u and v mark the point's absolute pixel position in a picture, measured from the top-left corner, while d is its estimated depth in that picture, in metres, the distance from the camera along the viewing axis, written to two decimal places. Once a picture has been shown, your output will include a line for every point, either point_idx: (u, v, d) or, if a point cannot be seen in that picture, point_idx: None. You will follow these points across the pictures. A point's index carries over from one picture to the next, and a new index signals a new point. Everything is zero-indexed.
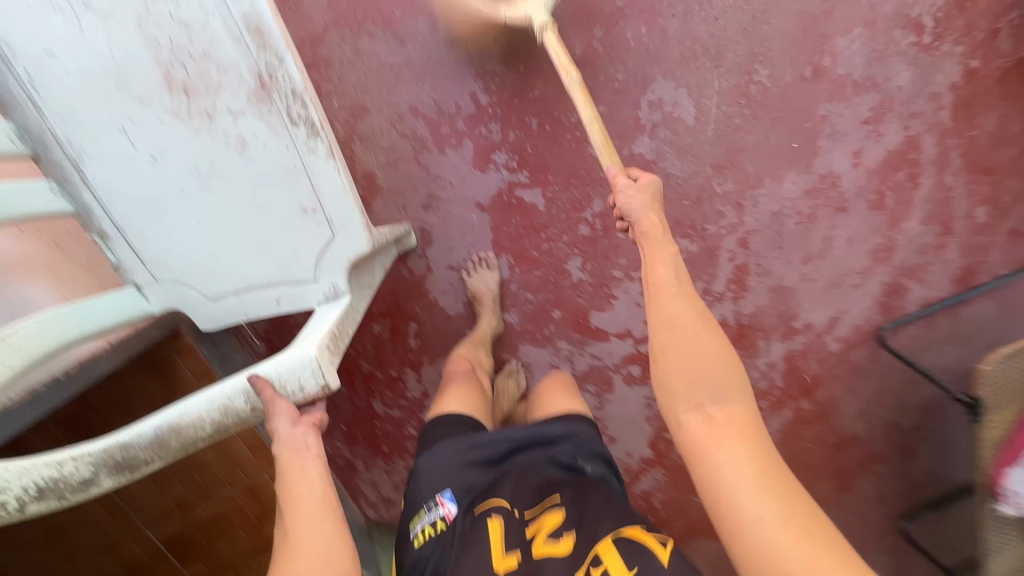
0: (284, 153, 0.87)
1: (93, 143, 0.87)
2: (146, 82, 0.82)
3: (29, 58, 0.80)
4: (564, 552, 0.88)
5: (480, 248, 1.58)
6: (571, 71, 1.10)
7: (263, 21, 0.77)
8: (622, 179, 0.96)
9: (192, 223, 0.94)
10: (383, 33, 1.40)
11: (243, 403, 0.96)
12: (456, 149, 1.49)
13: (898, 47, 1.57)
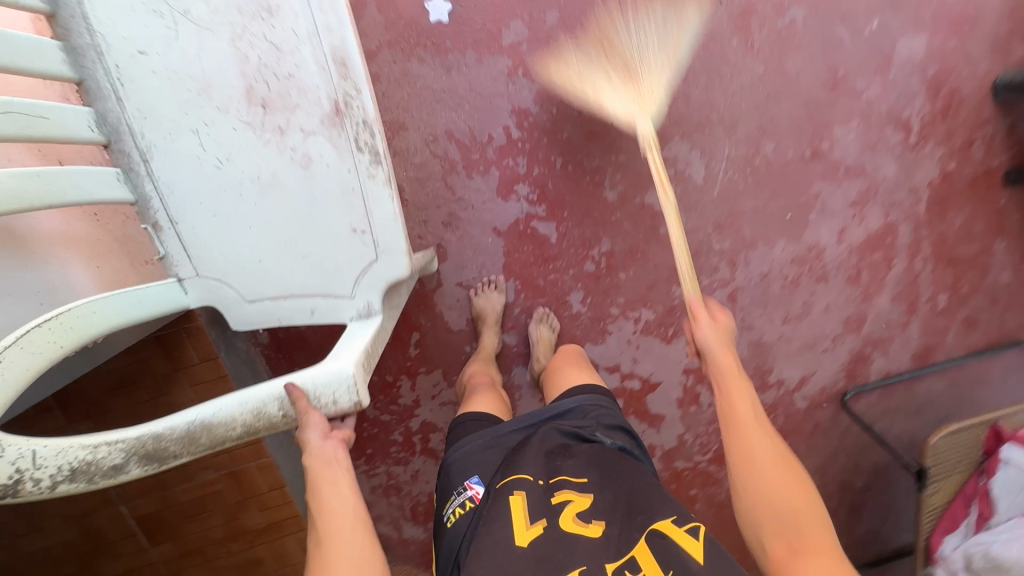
0: (345, 175, 0.93)
1: (163, 139, 0.92)
2: (227, 92, 0.88)
3: (121, 54, 0.86)
4: (593, 536, 0.93)
5: (491, 271, 1.66)
6: (670, 193, 1.25)
7: (349, 55, 0.84)
8: (703, 315, 1.16)
9: (244, 227, 0.98)
10: (431, 59, 1.46)
11: (276, 408, 1.00)
12: (482, 175, 1.58)
13: (887, 143, 1.74)
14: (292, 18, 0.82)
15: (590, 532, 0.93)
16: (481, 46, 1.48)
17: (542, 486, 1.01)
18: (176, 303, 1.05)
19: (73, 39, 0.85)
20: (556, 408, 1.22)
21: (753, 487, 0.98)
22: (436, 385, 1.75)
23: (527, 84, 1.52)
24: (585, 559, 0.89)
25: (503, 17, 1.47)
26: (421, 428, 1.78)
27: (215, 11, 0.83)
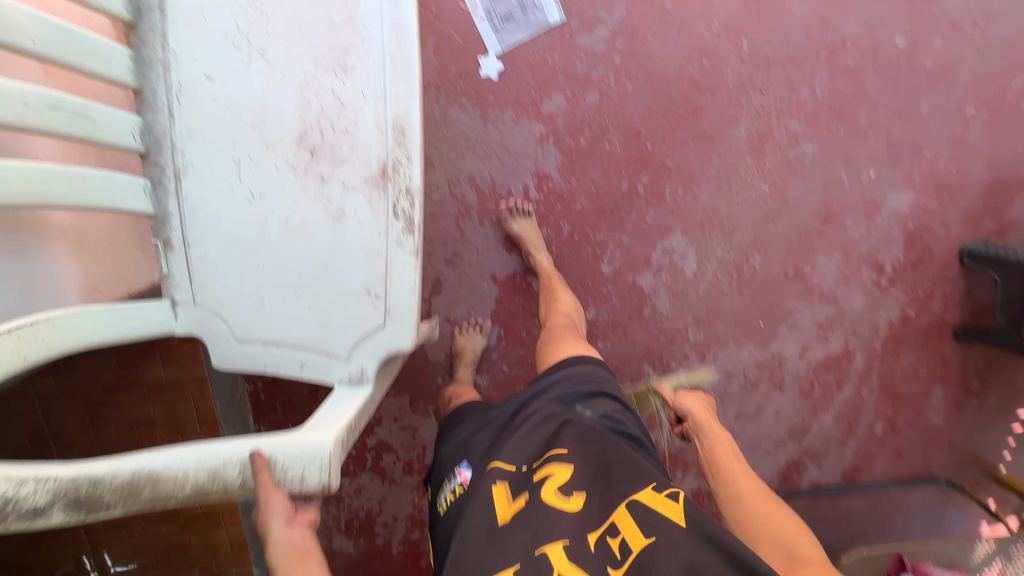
0: (374, 237, 0.98)
1: (203, 162, 0.98)
2: (281, 133, 0.95)
3: (189, 78, 0.94)
4: (574, 508, 1.00)
5: (479, 313, 1.72)
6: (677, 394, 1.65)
7: (408, 125, 0.92)
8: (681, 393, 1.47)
9: (257, 264, 1.02)
10: (472, 109, 1.54)
11: (236, 473, 0.94)
12: (492, 225, 1.64)
13: (861, 278, 1.90)
14: (363, 80, 0.91)
15: (573, 506, 1.00)
16: (520, 108, 1.56)
17: (522, 469, 1.08)
18: (165, 326, 1.05)
19: (146, 51, 0.93)
20: (541, 385, 1.25)
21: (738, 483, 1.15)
22: (400, 409, 1.80)
23: (554, 152, 1.60)
24: (569, 531, 0.97)
25: (546, 87, 1.55)
26: (376, 446, 1.82)
27: (292, 58, 0.92)
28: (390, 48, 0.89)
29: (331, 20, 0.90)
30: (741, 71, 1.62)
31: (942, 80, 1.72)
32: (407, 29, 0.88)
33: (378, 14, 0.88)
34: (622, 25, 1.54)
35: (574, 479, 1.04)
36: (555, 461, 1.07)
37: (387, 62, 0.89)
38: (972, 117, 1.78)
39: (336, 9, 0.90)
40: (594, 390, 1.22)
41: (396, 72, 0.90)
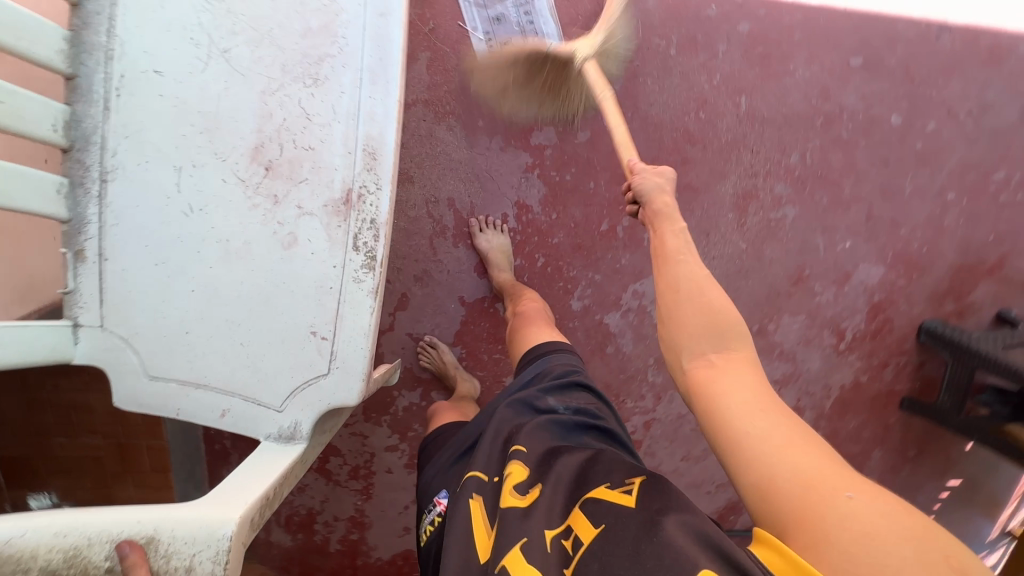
0: (328, 269, 0.93)
1: (137, 166, 0.90)
2: (235, 144, 0.89)
3: (133, 69, 0.86)
4: (525, 502, 0.86)
5: (442, 332, 1.70)
6: (607, 91, 1.28)
7: (380, 150, 0.90)
8: (639, 165, 1.07)
9: (187, 289, 0.93)
10: (459, 131, 1.50)
11: (102, 557, 0.78)
12: (466, 248, 1.62)
13: (821, 342, 1.93)
14: (336, 95, 0.88)
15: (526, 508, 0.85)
16: (509, 136, 1.53)
17: (495, 481, 0.96)
18: (60, 353, 0.93)
19: (86, 34, 0.85)
20: (514, 386, 1.18)
21: (680, 302, 0.91)
22: (352, 415, 1.79)
23: (537, 184, 1.58)
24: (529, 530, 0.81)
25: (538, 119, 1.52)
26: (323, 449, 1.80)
27: (257, 61, 0.87)
28: (371, 64, 0.87)
29: (305, 26, 0.87)
30: (736, 128, 1.61)
31: (929, 163, 1.74)
32: (390, 47, 0.87)
33: (361, 29, 0.87)
34: (623, 67, 1.51)
35: (530, 477, 0.91)
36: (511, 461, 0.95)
37: (365, 77, 0.88)
38: (951, 202, 1.80)
39: (314, 15, 0.86)
40: (566, 381, 1.13)
41: (373, 90, 0.88)
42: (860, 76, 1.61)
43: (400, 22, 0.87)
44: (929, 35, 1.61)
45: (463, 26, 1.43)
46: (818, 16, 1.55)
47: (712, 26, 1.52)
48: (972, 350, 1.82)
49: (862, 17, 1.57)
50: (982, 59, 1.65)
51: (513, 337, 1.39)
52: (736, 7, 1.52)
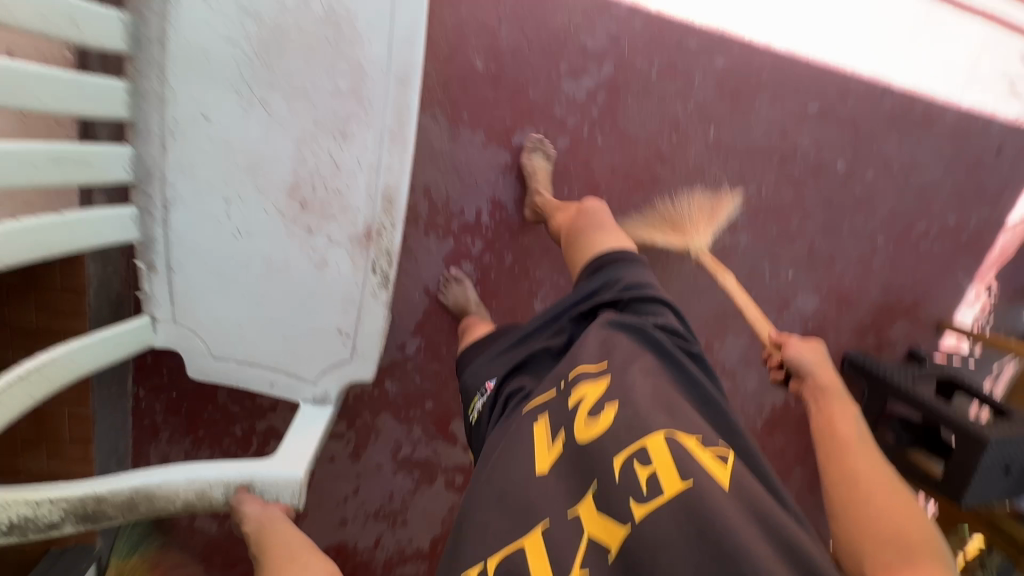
0: (352, 287, 1.10)
1: (192, 197, 1.00)
2: (274, 183, 1.02)
3: (185, 114, 0.95)
4: (604, 429, 0.91)
5: (404, 320, 1.69)
6: (730, 279, 1.67)
7: (397, 197, 1.05)
8: (792, 342, 1.39)
9: (237, 295, 1.07)
10: (443, 122, 1.51)
11: (219, 492, 1.07)
12: (437, 239, 1.62)
13: (758, 363, 2.08)
14: (361, 150, 1.01)
15: (597, 440, 0.91)
16: (491, 133, 1.55)
17: (561, 393, 1.02)
18: (143, 340, 1.07)
19: (141, 81, 0.92)
20: (582, 291, 1.22)
21: (848, 484, 1.05)
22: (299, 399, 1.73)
23: (514, 184, 1.61)
24: (597, 466, 0.88)
25: (521, 120, 1.55)
26: (263, 433, 1.71)
27: (293, 115, 0.98)
28: (391, 126, 1.00)
29: (336, 87, 0.97)
30: (702, 155, 1.71)
31: (865, 208, 1.92)
32: (407, 113, 1.00)
33: (384, 95, 0.98)
34: (607, 82, 1.57)
35: (607, 393, 0.96)
36: (587, 380, 1.00)
37: (385, 138, 1.01)
38: (880, 246, 2.00)
39: (343, 77, 0.97)
40: (638, 296, 1.16)
41: (392, 148, 1.02)
42: (815, 121, 1.76)
43: (417, 87, 0.99)
44: (876, 94, 1.78)
45: (458, 18, 1.43)
46: (785, 61, 1.68)
47: (691, 56, 1.61)
48: (886, 381, 1.99)
49: (822, 69, 1.72)
50: (917, 120, 1.85)
51: (567, 247, 1.39)
52: (713, 42, 1.62)
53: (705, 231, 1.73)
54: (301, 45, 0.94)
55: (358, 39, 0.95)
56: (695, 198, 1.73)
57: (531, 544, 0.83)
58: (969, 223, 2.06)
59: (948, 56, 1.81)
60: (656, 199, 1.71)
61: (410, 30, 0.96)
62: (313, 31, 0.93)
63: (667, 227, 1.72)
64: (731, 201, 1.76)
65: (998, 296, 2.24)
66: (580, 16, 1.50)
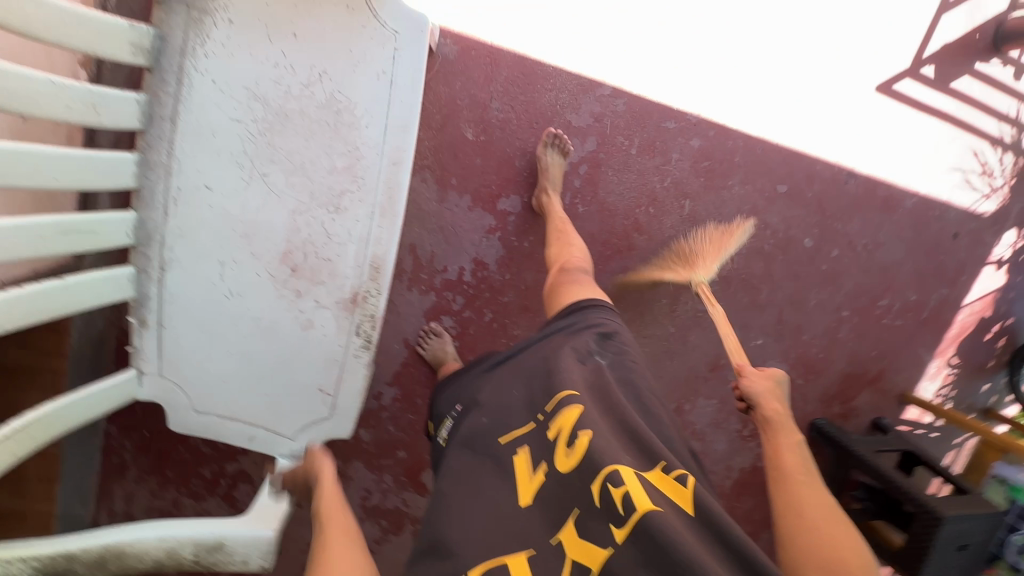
0: (335, 347, 1.15)
1: (189, 258, 1.06)
2: (268, 249, 1.08)
3: (189, 184, 1.01)
4: (579, 458, 0.95)
5: (383, 369, 1.73)
6: (718, 307, 1.50)
7: (383, 266, 1.11)
8: (748, 368, 1.32)
9: (224, 351, 1.11)
10: (432, 185, 1.59)
11: (189, 552, 1.03)
12: (420, 293, 1.68)
13: (727, 426, 2.13)
14: (353, 222, 1.08)
15: (574, 471, 0.95)
16: (477, 198, 1.63)
17: (539, 426, 1.05)
18: (128, 394, 1.09)
19: (150, 154, 0.98)
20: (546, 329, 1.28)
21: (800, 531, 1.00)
22: None
23: (497, 246, 1.68)
24: (574, 494, 0.93)
25: (507, 187, 1.64)
26: (233, 475, 1.71)
27: (291, 188, 1.05)
28: (382, 202, 1.07)
29: (332, 165, 1.04)
30: (678, 227, 1.80)
31: (831, 283, 2.02)
32: (398, 190, 1.07)
33: (377, 174, 1.06)
34: (589, 156, 1.67)
35: (580, 420, 0.99)
36: (561, 412, 1.03)
37: (376, 212, 1.08)
38: (845, 318, 2.09)
39: (339, 156, 1.04)
40: (597, 337, 1.23)
41: (382, 222, 1.09)
42: (784, 201, 1.87)
43: (409, 167, 1.06)
44: (840, 179, 1.90)
45: (452, 93, 1.52)
46: (757, 146, 1.79)
47: (669, 136, 1.71)
48: (849, 451, 2.05)
49: (792, 154, 1.83)
50: (880, 205, 1.97)
51: (547, 296, 1.46)
52: (690, 125, 1.72)
53: (713, 263, 1.63)
54: (302, 127, 1.02)
55: (356, 123, 1.02)
56: (709, 233, 1.71)
57: (514, 562, 0.86)
58: (929, 301, 2.16)
59: (910, 148, 1.93)
60: (670, 242, 1.78)
61: (404, 118, 1.03)
62: (314, 115, 1.01)
63: (675, 264, 1.69)
64: (742, 228, 1.67)
65: (958, 371, 2.33)
66: (567, 96, 1.60)
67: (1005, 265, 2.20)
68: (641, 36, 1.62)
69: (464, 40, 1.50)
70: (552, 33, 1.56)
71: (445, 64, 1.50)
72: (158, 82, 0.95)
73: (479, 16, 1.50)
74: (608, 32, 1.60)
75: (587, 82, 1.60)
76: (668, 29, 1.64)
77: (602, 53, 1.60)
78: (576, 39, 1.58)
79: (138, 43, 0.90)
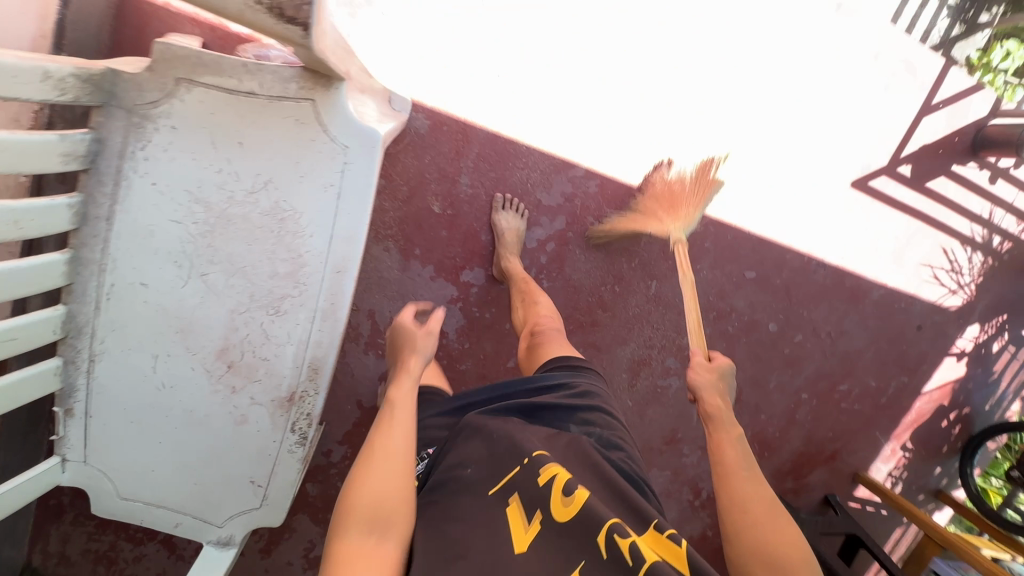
0: (269, 442, 1.13)
1: (121, 351, 1.03)
2: (204, 345, 1.06)
3: (122, 281, 0.99)
4: (580, 509, 0.87)
5: (334, 427, 1.72)
6: (689, 273, 1.32)
7: (323, 368, 1.10)
8: (699, 358, 1.25)
9: (153, 440, 1.09)
10: (395, 254, 1.57)
11: None
12: (377, 357, 1.67)
13: (679, 495, 2.14)
14: (293, 325, 1.06)
15: (574, 521, 0.87)
16: (441, 269, 1.61)
17: (526, 471, 0.95)
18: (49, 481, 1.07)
19: (83, 251, 0.96)
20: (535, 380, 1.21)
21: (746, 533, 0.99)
22: None
23: (458, 316, 1.67)
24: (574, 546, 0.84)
25: (471, 260, 1.62)
26: None
27: (230, 289, 1.03)
28: (323, 307, 1.05)
29: (274, 270, 1.02)
30: (643, 306, 1.81)
31: (792, 366, 2.03)
32: (341, 297, 1.05)
33: (320, 281, 1.04)
34: (557, 234, 1.65)
35: (574, 478, 0.93)
36: (551, 462, 0.96)
37: (317, 317, 1.06)
38: (804, 400, 2.11)
39: (282, 262, 1.02)
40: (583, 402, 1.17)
41: (323, 326, 1.07)
42: (751, 286, 1.87)
43: (354, 276, 1.04)
44: (810, 268, 1.90)
45: (421, 166, 1.50)
46: (728, 232, 1.79)
47: None
48: None
49: (764, 242, 1.83)
50: (847, 295, 1.98)
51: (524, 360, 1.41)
52: None
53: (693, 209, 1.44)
54: (244, 232, 0.99)
55: (301, 232, 1.00)
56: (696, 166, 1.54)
57: None
58: (889, 387, 2.18)
59: (881, 242, 1.93)
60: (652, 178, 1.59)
61: (351, 230, 1.01)
62: (258, 220, 0.99)
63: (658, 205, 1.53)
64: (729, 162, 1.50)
65: (912, 454, 2.36)
66: (538, 175, 1.58)
67: (966, 357, 2.22)
68: (641, 36, 1.58)
69: (436, 115, 1.47)
70: (552, 32, 1.51)
71: (415, 138, 1.47)
72: (94, 182, 0.92)
73: (455, 93, 1.48)
74: (585, 116, 1.59)
75: (560, 163, 1.59)
76: (668, 29, 1.59)
77: (603, 53, 1.56)
78: (552, 118, 1.56)
79: (71, 151, 0.87)
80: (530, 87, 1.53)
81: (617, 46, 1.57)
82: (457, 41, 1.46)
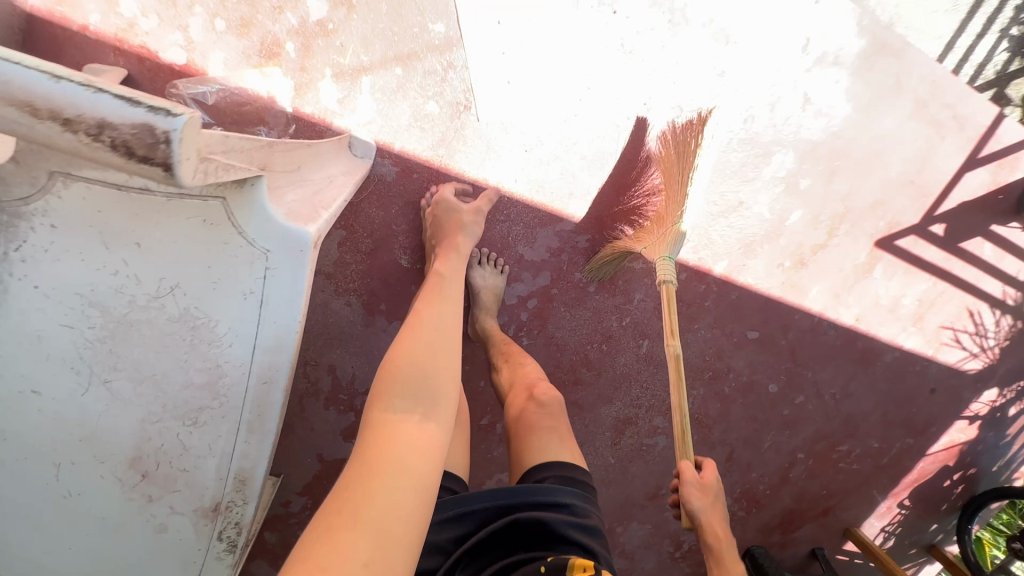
0: (193, 552, 0.99)
1: (15, 460, 0.89)
2: (114, 451, 0.92)
3: (10, 387, 0.84)
4: None
5: (291, 479, 1.61)
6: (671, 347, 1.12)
7: (251, 478, 0.96)
8: (688, 473, 1.11)
9: (57, 554, 0.94)
10: (358, 309, 1.42)
11: None
12: (338, 412, 1.53)
13: (660, 548, 2.03)
14: (213, 436, 0.92)
15: None
16: None
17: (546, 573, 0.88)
18: None
19: None
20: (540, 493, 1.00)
21: None
22: None
23: None
24: None
25: None
26: None
27: (139, 397, 0.89)
28: (248, 419, 0.91)
29: (188, 379, 0.88)
30: (631, 364, 1.66)
31: (790, 426, 1.89)
32: (269, 408, 0.91)
33: (242, 392, 0.89)
34: (541, 291, 1.49)
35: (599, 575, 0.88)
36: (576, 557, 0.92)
37: (241, 428, 0.92)
38: (799, 459, 1.98)
39: (197, 372, 0.87)
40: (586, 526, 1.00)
41: (249, 437, 0.93)
42: (752, 347, 1.71)
43: (283, 387, 0.89)
44: (820, 328, 1.73)
45: (388, 216, 1.33)
46: (733, 290, 1.61)
47: (633, 276, 1.54)
48: None
49: (770, 302, 1.65)
50: (857, 357, 1.81)
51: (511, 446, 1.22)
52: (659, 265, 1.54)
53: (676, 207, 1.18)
54: (150, 339, 0.84)
55: (218, 340, 0.85)
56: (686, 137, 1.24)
57: None
58: (892, 448, 2.04)
59: (903, 303, 1.74)
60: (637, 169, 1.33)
61: (276, 338, 0.86)
62: (167, 326, 0.83)
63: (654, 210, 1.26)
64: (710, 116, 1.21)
65: (908, 512, 2.24)
66: (520, 228, 1.40)
67: (979, 421, 2.07)
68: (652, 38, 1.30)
69: (405, 161, 1.28)
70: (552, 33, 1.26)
71: (381, 186, 1.29)
72: None
73: (428, 136, 1.27)
74: (581, 165, 1.36)
75: (547, 216, 1.40)
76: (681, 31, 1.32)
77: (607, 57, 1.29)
78: (540, 163, 1.34)
79: None
80: (516, 130, 1.31)
81: (624, 82, 1.31)
82: (432, 76, 1.23)
